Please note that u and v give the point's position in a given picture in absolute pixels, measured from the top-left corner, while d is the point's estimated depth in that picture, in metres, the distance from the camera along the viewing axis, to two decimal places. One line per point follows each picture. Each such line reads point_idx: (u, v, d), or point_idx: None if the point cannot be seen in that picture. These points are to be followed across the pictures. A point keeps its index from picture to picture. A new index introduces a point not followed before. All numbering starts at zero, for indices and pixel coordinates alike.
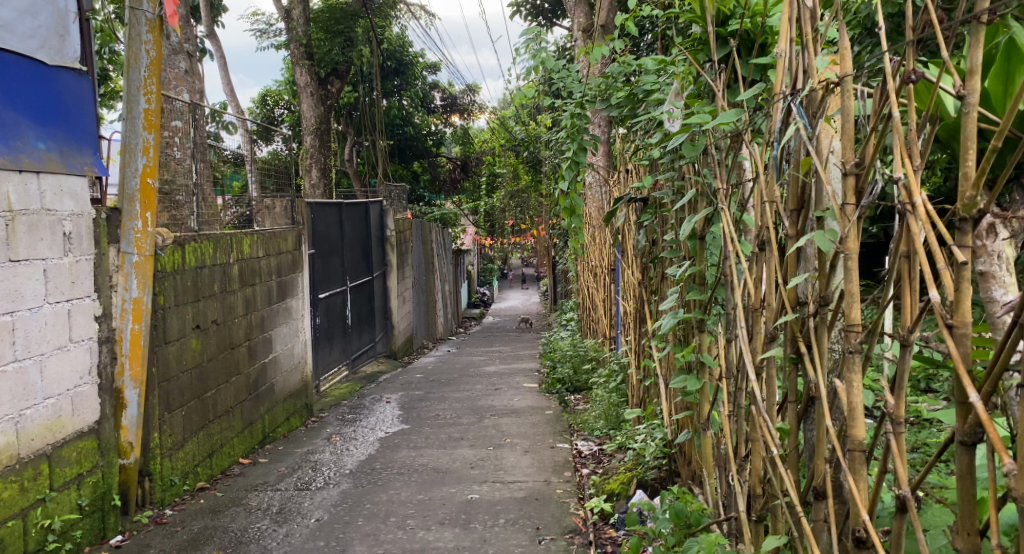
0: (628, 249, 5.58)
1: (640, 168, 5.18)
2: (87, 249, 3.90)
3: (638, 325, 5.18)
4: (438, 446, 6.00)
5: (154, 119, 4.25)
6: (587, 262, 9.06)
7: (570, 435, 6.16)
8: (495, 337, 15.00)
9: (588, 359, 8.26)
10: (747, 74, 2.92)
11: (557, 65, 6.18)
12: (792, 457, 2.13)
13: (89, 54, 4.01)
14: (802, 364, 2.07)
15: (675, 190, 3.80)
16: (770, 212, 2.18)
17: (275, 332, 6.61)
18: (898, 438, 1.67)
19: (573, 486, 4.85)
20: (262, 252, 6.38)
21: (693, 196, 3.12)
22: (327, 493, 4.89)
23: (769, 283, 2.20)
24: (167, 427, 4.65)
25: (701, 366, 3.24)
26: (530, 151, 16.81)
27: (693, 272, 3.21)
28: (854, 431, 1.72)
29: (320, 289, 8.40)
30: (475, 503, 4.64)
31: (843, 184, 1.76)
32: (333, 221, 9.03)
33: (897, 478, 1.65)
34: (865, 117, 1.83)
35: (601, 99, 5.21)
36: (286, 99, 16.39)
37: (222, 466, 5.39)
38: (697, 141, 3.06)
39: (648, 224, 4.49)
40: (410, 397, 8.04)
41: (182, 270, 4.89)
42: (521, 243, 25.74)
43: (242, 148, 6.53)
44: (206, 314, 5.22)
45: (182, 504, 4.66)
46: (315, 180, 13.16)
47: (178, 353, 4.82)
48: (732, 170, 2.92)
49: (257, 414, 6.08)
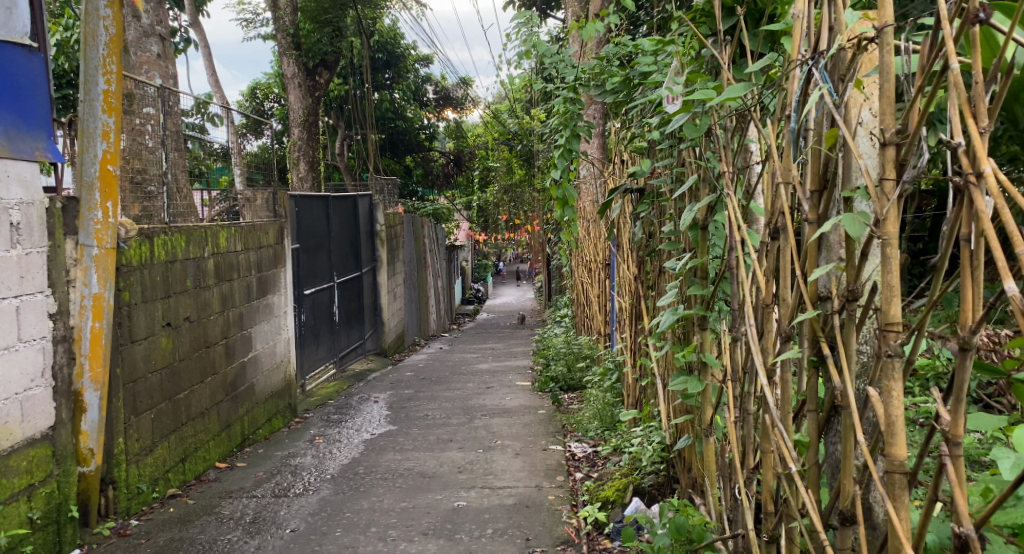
0: (624, 242, 5.32)
1: (636, 157, 4.91)
2: (39, 241, 3.63)
3: (635, 321, 4.91)
4: (426, 449, 5.73)
5: (115, 102, 3.99)
6: (582, 257, 8.79)
7: (563, 437, 5.89)
8: (488, 334, 14.73)
9: (583, 357, 7.98)
10: (756, 48, 2.64)
11: (549, 50, 5.90)
12: (811, 473, 1.85)
13: (41, 31, 3.76)
14: (824, 369, 1.79)
15: (674, 178, 3.55)
16: (787, 194, 1.91)
17: (255, 330, 6.31)
18: (957, 462, 1.45)
19: (566, 492, 4.58)
20: (241, 245, 6.09)
21: (694, 181, 2.87)
22: (305, 500, 4.61)
23: (784, 277, 1.92)
24: (134, 431, 4.37)
25: (703, 367, 2.96)
26: (524, 145, 16.47)
27: (693, 265, 2.93)
28: (894, 450, 1.45)
29: (305, 284, 8.12)
30: (461, 511, 4.37)
31: (879, 156, 1.49)
32: (320, 215, 8.76)
33: (960, 515, 1.46)
34: (906, 78, 1.57)
35: (595, 84, 4.95)
36: (276, 93, 16.10)
37: (196, 471, 5.10)
38: (701, 120, 2.74)
39: (644, 214, 4.22)
40: (398, 397, 7.76)
41: (150, 265, 4.60)
42: (516, 239, 25.42)
43: (229, 141, 6.28)
44: (178, 311, 4.94)
45: (150, 513, 4.38)
46: (303, 174, 12.94)
47: (146, 352, 4.54)
48: (739, 152, 2.66)
49: (235, 416, 5.79)
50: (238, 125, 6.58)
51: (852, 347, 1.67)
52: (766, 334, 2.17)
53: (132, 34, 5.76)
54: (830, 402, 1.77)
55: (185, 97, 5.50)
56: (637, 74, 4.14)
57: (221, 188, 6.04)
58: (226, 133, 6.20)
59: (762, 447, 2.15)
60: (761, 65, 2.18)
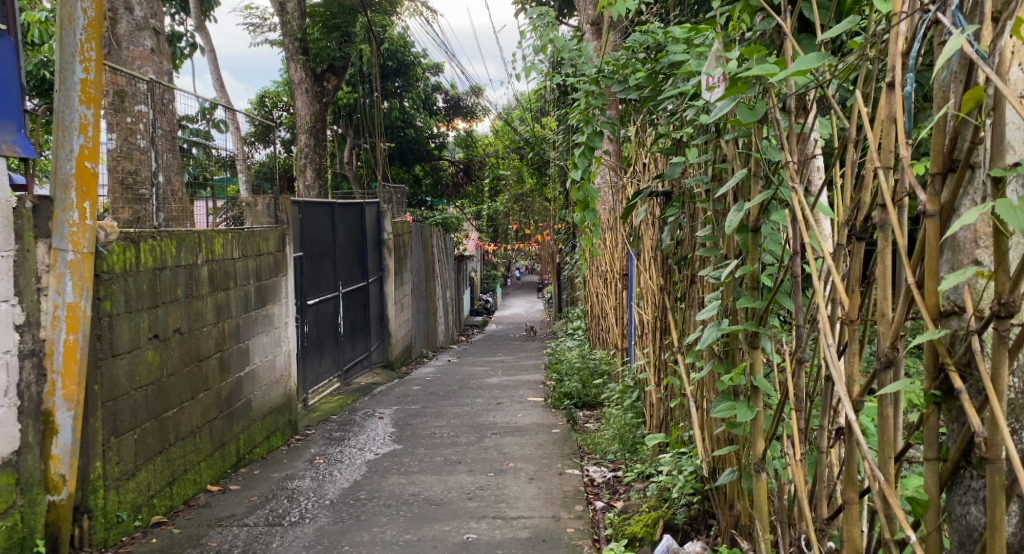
0: (646, 250, 4.93)
1: (662, 160, 4.53)
2: (5, 244, 3.26)
3: (658, 335, 4.52)
4: (433, 471, 5.33)
5: (94, 92, 3.62)
6: (596, 266, 8.38)
7: (580, 460, 5.50)
8: (499, 346, 14.34)
9: (599, 372, 7.57)
10: (823, 21, 2.25)
11: (568, 46, 5.55)
12: (933, 541, 1.49)
13: (11, 14, 3.41)
14: (953, 406, 1.43)
15: (713, 175, 3.16)
16: (887, 181, 1.54)
17: (253, 342, 5.93)
18: None
19: (586, 524, 4.23)
20: (238, 252, 5.72)
21: (744, 176, 2.49)
22: (300, 531, 4.27)
23: (885, 285, 1.56)
24: (114, 455, 3.99)
25: (752, 391, 2.59)
26: (534, 153, 16.05)
27: (743, 272, 2.53)
28: None
29: (309, 294, 7.76)
30: (471, 545, 4.02)
31: None
32: (325, 222, 8.39)
33: None
34: None
35: (617, 79, 4.56)
36: (284, 101, 15.78)
37: (185, 495, 4.73)
38: (756, 102, 2.37)
39: (673, 218, 3.83)
40: (405, 412, 7.38)
41: (135, 272, 4.23)
42: (525, 249, 25.09)
43: (232, 147, 5.96)
44: (166, 322, 4.57)
45: (131, 545, 4.02)
46: (310, 181, 12.61)
47: (130, 367, 4.16)
48: (801, 142, 2.27)
49: (230, 434, 5.41)
50: (244, 132, 6.31)
51: (1003, 372, 1.35)
52: (851, 357, 1.81)
53: (124, 27, 5.42)
54: (962, 443, 1.42)
55: (187, 100, 5.22)
56: (668, 65, 3.78)
57: (227, 198, 5.78)
58: (229, 138, 5.89)
59: (844, 494, 1.81)
60: (839, 28, 1.81)
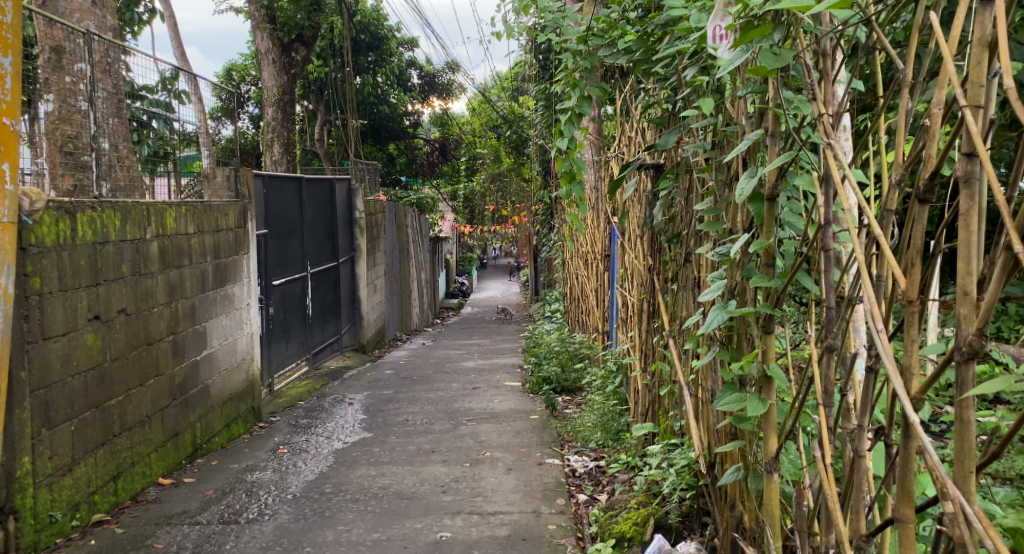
0: (633, 226, 4.56)
1: (653, 126, 4.16)
2: None
3: (646, 318, 4.15)
4: (405, 462, 4.96)
5: (11, 37, 3.24)
6: (576, 247, 8.00)
7: (560, 449, 5.15)
8: (474, 329, 13.93)
9: (579, 356, 7.20)
10: None
11: (551, 7, 5.14)
12: None
13: None
14: None
15: (718, 138, 2.80)
16: (974, 124, 1.34)
17: (211, 325, 5.52)
18: None
19: (569, 521, 3.89)
20: (194, 226, 5.29)
21: (760, 134, 2.16)
22: (258, 529, 3.91)
23: (968, 253, 1.34)
24: (46, 448, 3.60)
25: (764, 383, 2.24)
26: (513, 130, 15.58)
27: (756, 244, 2.17)
28: None
29: (274, 274, 7.34)
30: (445, 545, 3.68)
31: None
32: (291, 198, 7.97)
33: None
34: None
35: (606, 39, 4.22)
36: (253, 75, 15.20)
37: (133, 490, 4.34)
38: (782, 48, 1.99)
39: (666, 191, 3.43)
40: (376, 398, 7.00)
41: (69, 247, 3.81)
42: (501, 230, 24.60)
43: (195, 123, 5.58)
44: (108, 302, 4.17)
45: (66, 547, 3.64)
46: (277, 157, 12.09)
47: (65, 352, 3.76)
48: (835, 91, 1.92)
49: (185, 423, 5.02)
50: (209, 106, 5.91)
51: None
52: (907, 346, 1.50)
53: None
54: None
55: (146, 70, 4.84)
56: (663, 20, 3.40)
57: (191, 174, 5.39)
58: (192, 111, 5.50)
59: (896, 510, 1.55)
60: None
